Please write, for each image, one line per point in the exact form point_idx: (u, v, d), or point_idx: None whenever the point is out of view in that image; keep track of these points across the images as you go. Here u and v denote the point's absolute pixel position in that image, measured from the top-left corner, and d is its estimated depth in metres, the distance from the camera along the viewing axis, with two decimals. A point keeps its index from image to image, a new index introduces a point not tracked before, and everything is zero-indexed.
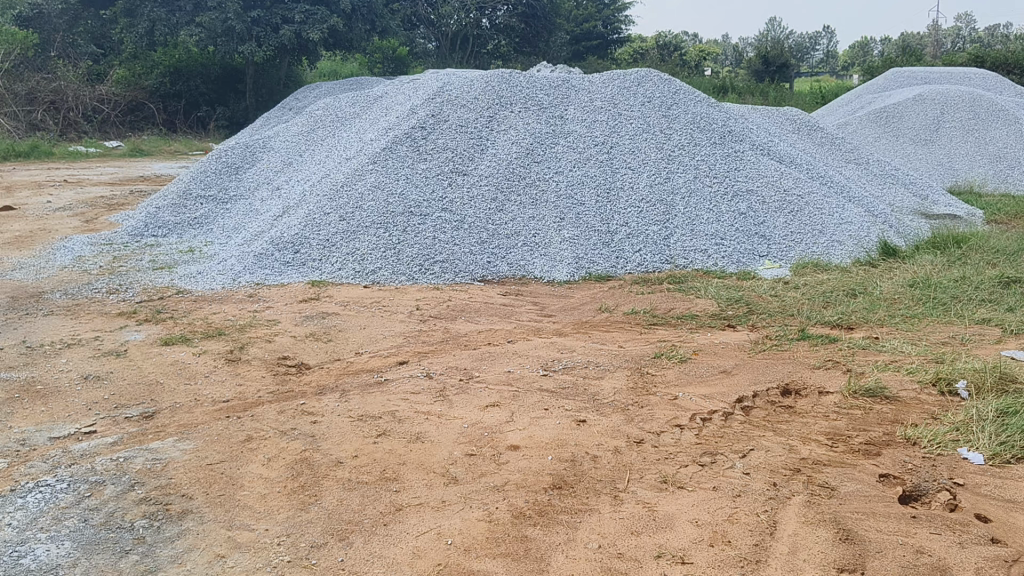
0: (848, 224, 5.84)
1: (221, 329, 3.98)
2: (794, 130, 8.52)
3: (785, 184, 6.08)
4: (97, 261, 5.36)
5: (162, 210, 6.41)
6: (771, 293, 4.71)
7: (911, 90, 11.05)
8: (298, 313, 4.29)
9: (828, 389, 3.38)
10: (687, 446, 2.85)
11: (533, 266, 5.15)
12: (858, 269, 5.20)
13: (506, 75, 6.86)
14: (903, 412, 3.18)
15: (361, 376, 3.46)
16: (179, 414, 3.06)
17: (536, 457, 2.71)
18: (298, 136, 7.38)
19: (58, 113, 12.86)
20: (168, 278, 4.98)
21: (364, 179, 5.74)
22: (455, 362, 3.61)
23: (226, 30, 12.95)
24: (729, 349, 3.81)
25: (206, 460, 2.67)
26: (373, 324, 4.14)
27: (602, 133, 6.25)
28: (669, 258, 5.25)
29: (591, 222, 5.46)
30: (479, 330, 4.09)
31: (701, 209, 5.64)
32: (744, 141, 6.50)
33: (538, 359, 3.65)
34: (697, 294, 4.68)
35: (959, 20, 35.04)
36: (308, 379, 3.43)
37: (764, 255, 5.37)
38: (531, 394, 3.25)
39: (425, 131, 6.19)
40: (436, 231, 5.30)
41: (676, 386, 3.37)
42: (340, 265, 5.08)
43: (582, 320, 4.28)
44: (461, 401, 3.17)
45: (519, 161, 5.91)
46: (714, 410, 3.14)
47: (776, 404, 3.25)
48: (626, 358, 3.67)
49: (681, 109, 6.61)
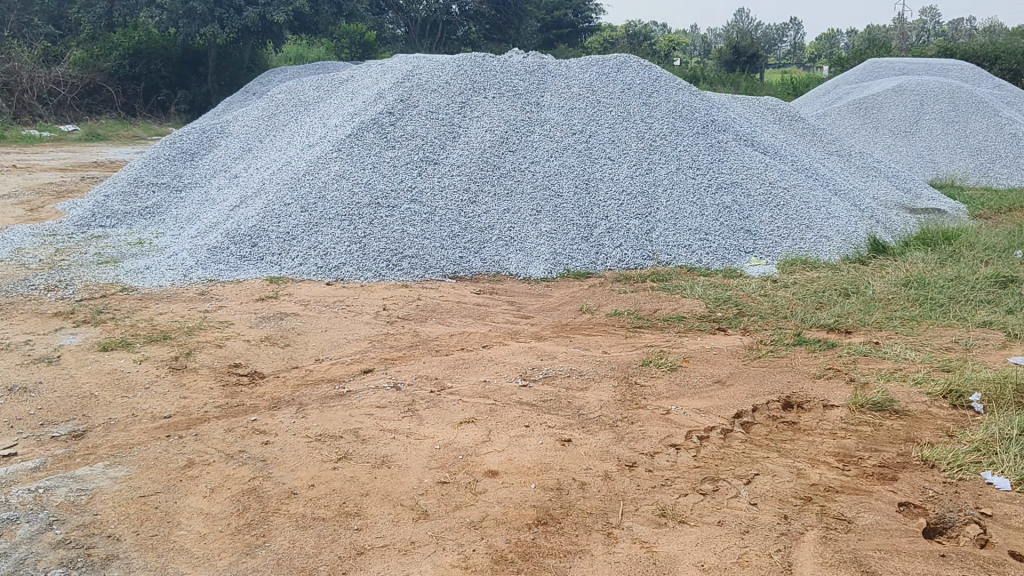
0: (835, 219, 5.60)
1: (167, 332, 3.62)
2: (776, 118, 8.26)
3: (770, 176, 5.81)
4: (37, 254, 4.96)
5: (111, 199, 6.00)
6: (761, 292, 4.44)
7: (890, 80, 10.86)
8: (254, 314, 3.94)
9: (832, 401, 3.10)
10: (685, 470, 2.55)
11: (509, 261, 4.83)
12: (848, 267, 4.94)
13: (479, 59, 6.54)
14: (916, 429, 2.91)
15: (321, 387, 3.12)
16: (114, 433, 2.73)
17: (517, 486, 2.39)
18: (258, 121, 6.99)
19: (12, 95, 12.38)
20: (113, 273, 4.59)
21: (327, 167, 5.41)
22: (425, 370, 3.29)
23: (188, 12, 12.39)
24: (722, 355, 3.51)
25: (139, 491, 2.33)
26: (336, 326, 3.81)
27: (579, 121, 5.94)
28: (652, 253, 4.96)
29: (569, 215, 5.15)
30: (451, 333, 3.77)
31: (685, 203, 5.35)
32: (727, 131, 6.22)
33: (516, 368, 3.33)
34: (683, 293, 4.39)
35: (923, 12, 35.05)
36: (261, 390, 3.08)
37: (750, 251, 5.10)
38: (510, 409, 2.94)
39: (393, 117, 5.84)
40: (405, 224, 4.96)
41: (669, 398, 3.07)
42: (301, 260, 4.73)
43: (562, 322, 3.97)
44: (432, 417, 2.85)
45: (493, 149, 5.59)
46: (711, 427, 2.85)
47: (777, 419, 2.96)
48: (612, 366, 3.36)
49: (662, 96, 6.31)
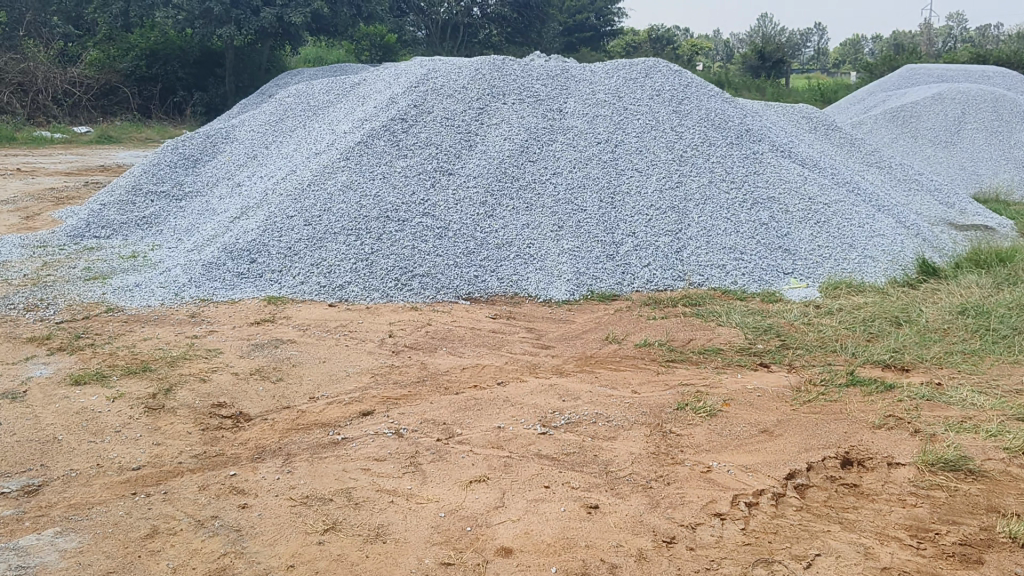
0: (880, 238, 5.20)
1: (147, 363, 3.27)
2: (812, 128, 7.84)
3: (809, 191, 5.41)
4: (22, 268, 4.63)
5: (107, 208, 5.67)
6: (804, 320, 4.04)
7: (929, 88, 10.40)
8: (247, 341, 3.58)
9: (897, 459, 2.70)
10: (733, 549, 2.16)
11: (527, 281, 4.45)
12: (896, 291, 4.53)
13: (498, 62, 6.17)
14: (997, 495, 2.51)
15: (314, 433, 2.75)
16: (73, 488, 2.38)
17: (534, 570, 2.01)
18: (264, 126, 6.65)
19: (26, 95, 12.12)
20: (99, 291, 4.25)
21: (334, 177, 5.06)
22: (431, 413, 2.91)
23: (203, 12, 12.16)
24: (767, 398, 3.11)
25: (86, 569, 1.98)
26: (336, 356, 3.44)
27: (604, 129, 5.57)
28: (683, 274, 4.57)
29: (593, 231, 4.77)
30: (462, 365, 3.40)
31: (718, 219, 4.96)
32: (763, 141, 5.81)
33: (535, 411, 2.95)
34: (718, 320, 3.99)
35: (951, 17, 34.33)
36: (245, 437, 2.72)
37: (789, 271, 4.69)
38: (527, 464, 2.56)
39: (405, 124, 5.49)
40: (416, 240, 4.59)
41: (709, 452, 2.68)
42: (303, 278, 4.37)
43: (585, 354, 3.59)
44: (437, 475, 2.47)
45: (512, 159, 5.21)
46: (759, 491, 2.46)
47: (837, 481, 2.56)
48: (643, 410, 2.97)
49: (693, 103, 5.91)
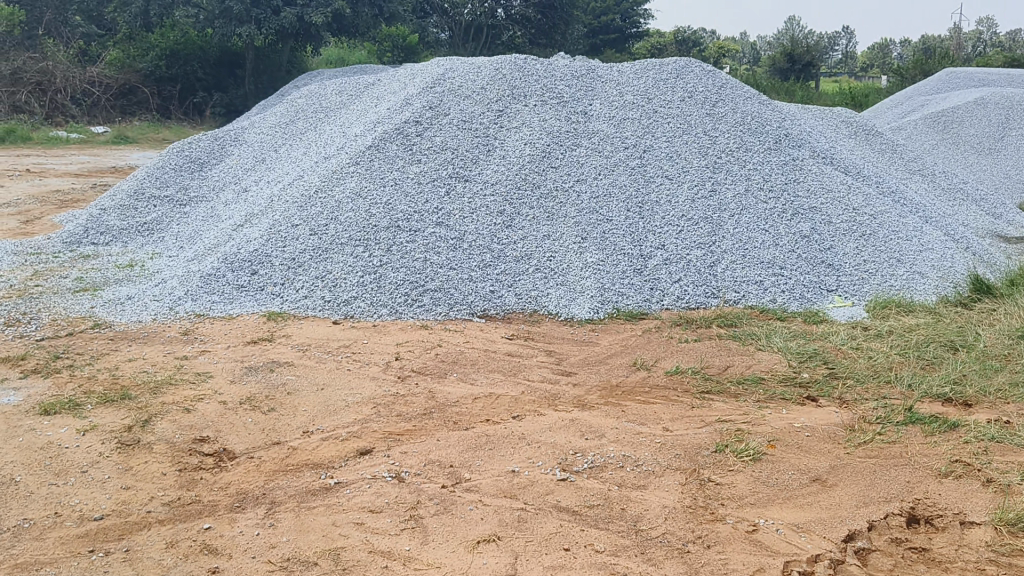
0: (928, 252, 4.82)
1: (128, 389, 2.96)
2: (850, 133, 7.45)
3: (852, 201, 5.04)
4: (11, 278, 4.35)
5: (107, 213, 5.40)
6: (852, 345, 3.68)
7: (971, 92, 9.96)
8: (241, 363, 3.28)
9: (971, 517, 2.34)
10: None
11: (547, 297, 4.11)
12: (949, 311, 4.15)
13: (520, 62, 5.85)
14: None
15: (304, 476, 2.43)
16: (23, 543, 2.07)
17: None
18: (275, 128, 6.37)
19: (44, 95, 11.95)
20: (88, 304, 3.96)
21: (344, 183, 4.75)
22: (438, 454, 2.58)
23: (223, 12, 11.97)
24: (817, 440, 2.75)
25: None
26: (336, 383, 3.12)
27: (632, 133, 5.23)
28: (716, 291, 4.22)
29: (619, 244, 4.43)
30: (474, 395, 3.07)
31: (755, 230, 4.60)
32: (802, 147, 5.45)
33: (554, 452, 2.61)
34: (758, 344, 3.64)
35: (981, 22, 33.55)
36: (226, 480, 2.41)
37: (832, 288, 4.33)
38: (545, 520, 2.22)
39: (420, 127, 5.18)
40: (428, 251, 4.27)
41: (755, 507, 2.34)
42: (306, 292, 4.06)
43: (611, 383, 3.25)
44: (440, 533, 2.14)
45: (533, 165, 4.89)
46: (814, 557, 2.11)
47: (904, 545, 2.21)
48: (676, 453, 2.62)
49: (728, 107, 5.57)
